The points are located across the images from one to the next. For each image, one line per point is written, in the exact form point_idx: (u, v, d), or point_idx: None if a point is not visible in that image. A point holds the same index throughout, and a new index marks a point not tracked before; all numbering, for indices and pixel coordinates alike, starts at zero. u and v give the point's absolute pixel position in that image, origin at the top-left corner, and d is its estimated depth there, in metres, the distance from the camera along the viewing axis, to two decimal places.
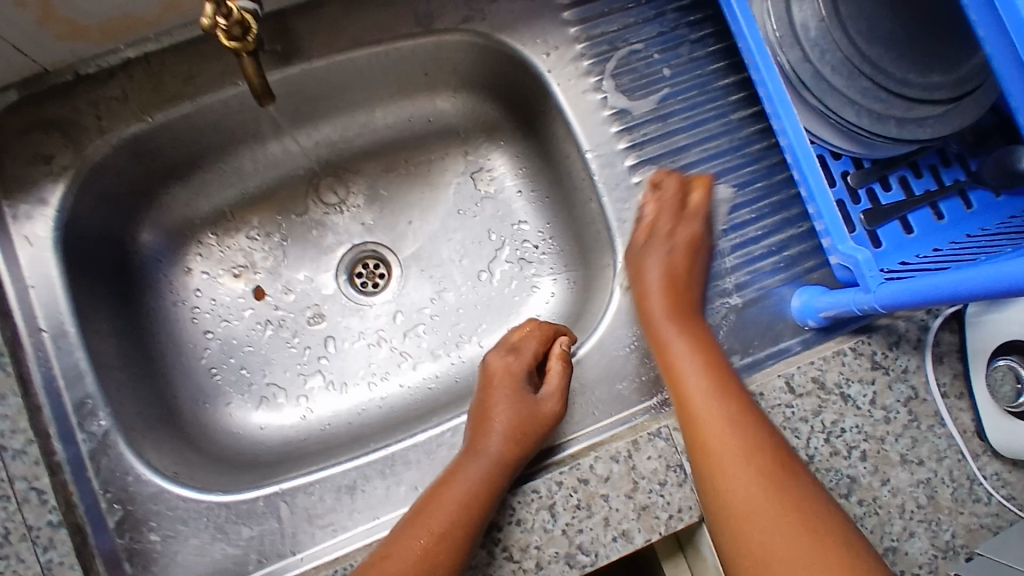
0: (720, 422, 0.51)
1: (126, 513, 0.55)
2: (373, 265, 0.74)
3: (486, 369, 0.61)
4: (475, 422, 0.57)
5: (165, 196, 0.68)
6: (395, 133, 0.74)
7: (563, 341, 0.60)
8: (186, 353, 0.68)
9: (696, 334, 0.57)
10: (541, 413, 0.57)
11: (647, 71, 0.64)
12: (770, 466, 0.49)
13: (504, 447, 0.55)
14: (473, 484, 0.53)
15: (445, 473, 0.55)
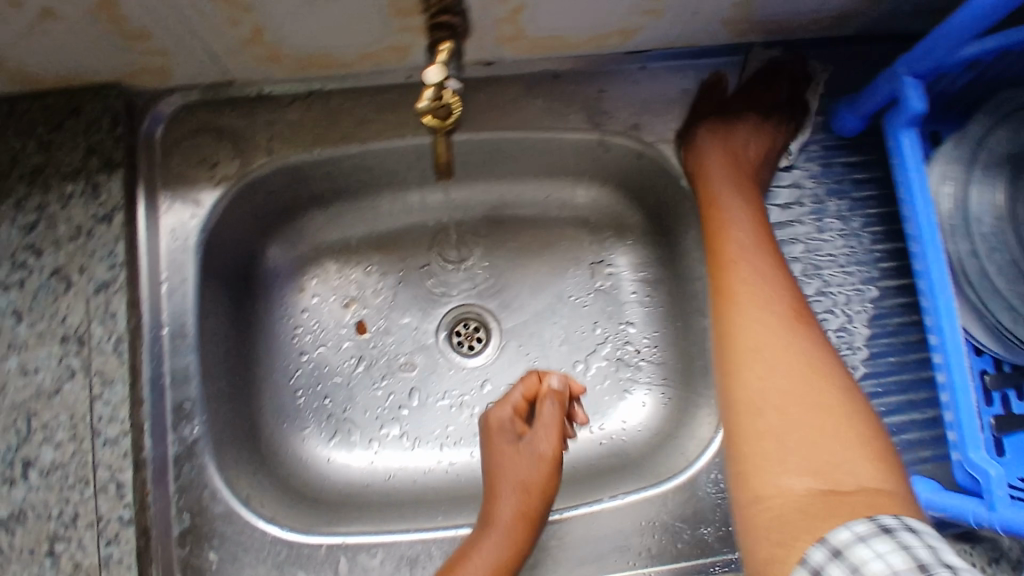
0: (751, 289, 0.56)
1: (193, 524, 0.55)
2: (473, 327, 0.74)
3: (481, 423, 0.61)
4: (489, 492, 0.58)
5: (300, 218, 0.70)
6: (530, 208, 0.74)
7: (554, 380, 0.59)
8: (279, 370, 0.70)
9: (750, 198, 0.61)
10: (543, 461, 0.57)
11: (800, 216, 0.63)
12: (809, 345, 0.52)
13: (516, 514, 0.55)
14: (492, 563, 0.52)
15: (456, 552, 0.54)
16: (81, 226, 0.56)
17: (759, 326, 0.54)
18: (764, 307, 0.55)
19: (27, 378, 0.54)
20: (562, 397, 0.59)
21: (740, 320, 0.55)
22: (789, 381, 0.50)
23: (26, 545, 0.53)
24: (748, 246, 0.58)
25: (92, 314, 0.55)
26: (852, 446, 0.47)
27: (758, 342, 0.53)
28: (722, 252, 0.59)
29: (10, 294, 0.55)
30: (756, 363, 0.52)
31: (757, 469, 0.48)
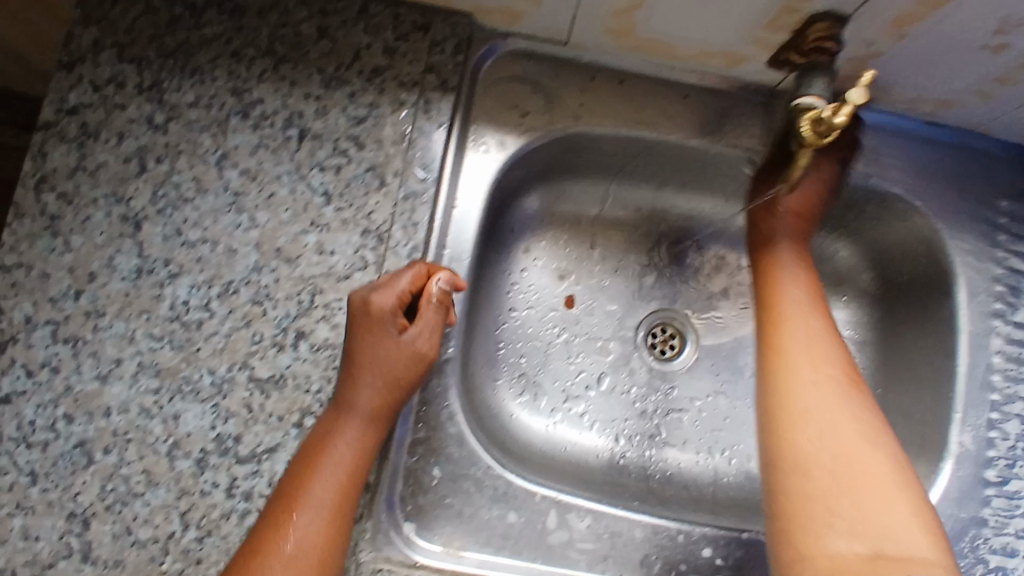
0: (809, 356, 0.56)
1: (427, 436, 0.58)
2: (669, 334, 0.77)
3: (351, 306, 0.54)
4: (344, 372, 0.54)
5: (561, 183, 0.74)
6: (753, 234, 0.77)
7: (443, 283, 0.55)
8: (493, 318, 0.73)
9: (802, 278, 0.62)
10: (418, 359, 0.55)
11: None
12: (862, 405, 0.53)
13: (375, 403, 0.53)
14: (355, 448, 0.53)
15: (313, 439, 0.53)
16: (405, 135, 0.59)
17: (808, 355, 0.56)
18: (815, 364, 0.55)
19: (322, 258, 0.57)
20: (447, 300, 0.56)
21: (799, 388, 0.54)
22: (854, 432, 0.51)
23: (276, 411, 0.55)
24: (815, 339, 0.57)
25: (395, 216, 0.58)
26: (876, 509, 0.47)
27: (800, 364, 0.56)
28: (792, 316, 0.59)
29: (324, 175, 0.58)
30: (804, 405, 0.53)
31: (806, 497, 0.49)
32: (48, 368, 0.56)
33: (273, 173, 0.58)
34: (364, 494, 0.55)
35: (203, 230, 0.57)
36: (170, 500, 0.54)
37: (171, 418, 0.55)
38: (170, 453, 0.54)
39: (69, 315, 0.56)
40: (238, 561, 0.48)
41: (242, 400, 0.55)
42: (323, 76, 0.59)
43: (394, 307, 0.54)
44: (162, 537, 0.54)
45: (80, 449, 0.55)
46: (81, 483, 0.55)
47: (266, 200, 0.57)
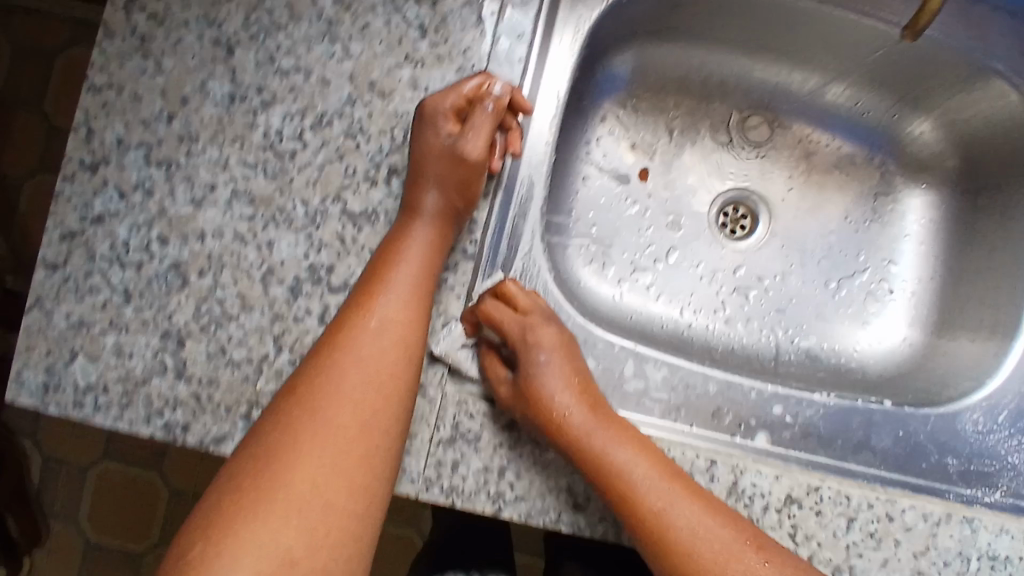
0: (670, 507, 0.51)
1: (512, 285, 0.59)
2: (740, 214, 0.76)
3: (422, 109, 0.54)
4: (409, 175, 0.55)
5: (648, 45, 0.71)
6: (838, 113, 0.74)
7: (500, 87, 0.55)
8: (565, 185, 0.72)
9: (558, 344, 0.56)
10: (467, 164, 0.56)
11: None
12: (703, 509, 0.51)
13: (440, 204, 0.55)
14: (426, 244, 0.54)
15: (389, 237, 0.54)
16: None
17: (660, 498, 0.51)
18: (663, 496, 0.51)
19: (417, 93, 0.56)
20: (503, 108, 0.56)
21: (654, 517, 0.51)
22: (684, 505, 0.51)
23: (369, 243, 0.55)
24: (612, 446, 0.53)
25: (492, 56, 0.57)
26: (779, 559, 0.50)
27: (669, 529, 0.50)
28: (620, 475, 0.52)
29: (420, 8, 0.56)
30: (721, 555, 0.50)
31: (689, 552, 0.50)
32: (141, 190, 0.56)
33: (368, 3, 0.57)
34: (452, 327, 0.56)
35: (297, 58, 0.56)
36: (264, 324, 0.55)
37: (265, 246, 0.56)
38: (264, 279, 0.55)
39: (162, 138, 0.56)
40: (325, 335, 0.51)
41: (334, 231, 0.55)
42: None
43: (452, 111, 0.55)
44: (256, 359, 0.55)
45: (173, 271, 0.56)
46: (175, 303, 0.56)
47: (360, 31, 0.57)
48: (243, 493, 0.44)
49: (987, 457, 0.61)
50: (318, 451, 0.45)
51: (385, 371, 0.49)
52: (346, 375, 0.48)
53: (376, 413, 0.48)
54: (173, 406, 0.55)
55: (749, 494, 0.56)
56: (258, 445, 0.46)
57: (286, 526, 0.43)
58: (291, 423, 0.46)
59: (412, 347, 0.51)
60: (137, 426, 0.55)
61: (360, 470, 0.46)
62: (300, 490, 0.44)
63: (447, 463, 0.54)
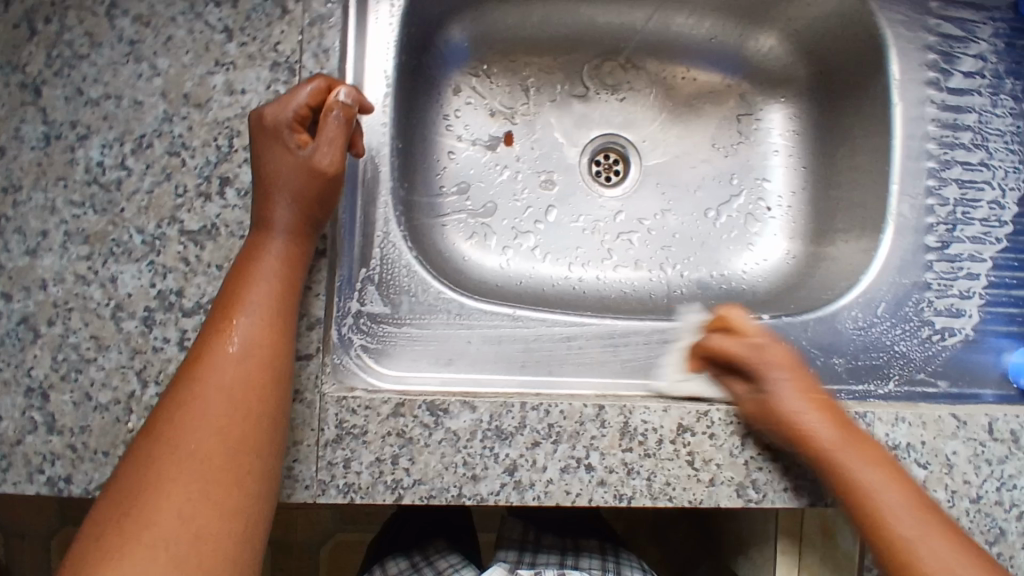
0: (850, 446, 0.53)
1: (376, 274, 0.57)
2: (613, 160, 0.76)
3: (260, 123, 0.52)
4: (259, 191, 0.52)
5: (483, 8, 0.70)
6: (686, 41, 0.73)
7: (346, 93, 0.53)
8: (429, 163, 0.71)
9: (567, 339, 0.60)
10: (320, 174, 0.52)
11: (963, 97, 0.63)
12: (870, 453, 0.53)
13: (295, 218, 0.52)
14: (280, 256, 0.51)
15: (242, 255, 0.52)
16: None
17: (841, 448, 0.53)
18: (829, 426, 0.53)
19: (233, 98, 0.54)
20: (353, 113, 0.53)
21: (856, 480, 0.52)
22: (841, 440, 0.53)
23: (214, 260, 0.54)
24: (808, 406, 0.54)
25: (303, 45, 0.55)
26: (886, 470, 0.52)
27: (848, 458, 0.52)
28: (794, 420, 0.54)
29: (222, 11, 0.54)
30: (884, 505, 0.51)
31: (891, 522, 0.51)
32: None
33: (167, 15, 0.55)
34: (316, 328, 0.54)
35: (105, 85, 0.54)
36: (125, 361, 0.54)
37: (110, 282, 0.54)
38: (115, 315, 0.54)
39: None
40: (186, 363, 0.48)
41: (177, 254, 0.54)
42: None
43: (295, 122, 0.52)
44: (123, 398, 0.54)
45: (23, 325, 0.54)
46: (30, 358, 0.54)
47: (165, 45, 0.54)
48: (109, 532, 0.41)
49: (871, 350, 0.62)
50: (180, 481, 0.43)
51: (247, 394, 0.47)
52: (205, 403, 0.46)
53: (249, 434, 0.46)
54: (51, 460, 0.54)
55: (642, 432, 0.57)
56: (123, 486, 0.43)
57: (155, 561, 0.40)
58: (152, 460, 0.44)
59: (279, 370, 0.49)
60: (22, 485, 0.54)
61: (235, 496, 0.44)
62: (166, 526, 0.41)
63: (339, 463, 0.54)
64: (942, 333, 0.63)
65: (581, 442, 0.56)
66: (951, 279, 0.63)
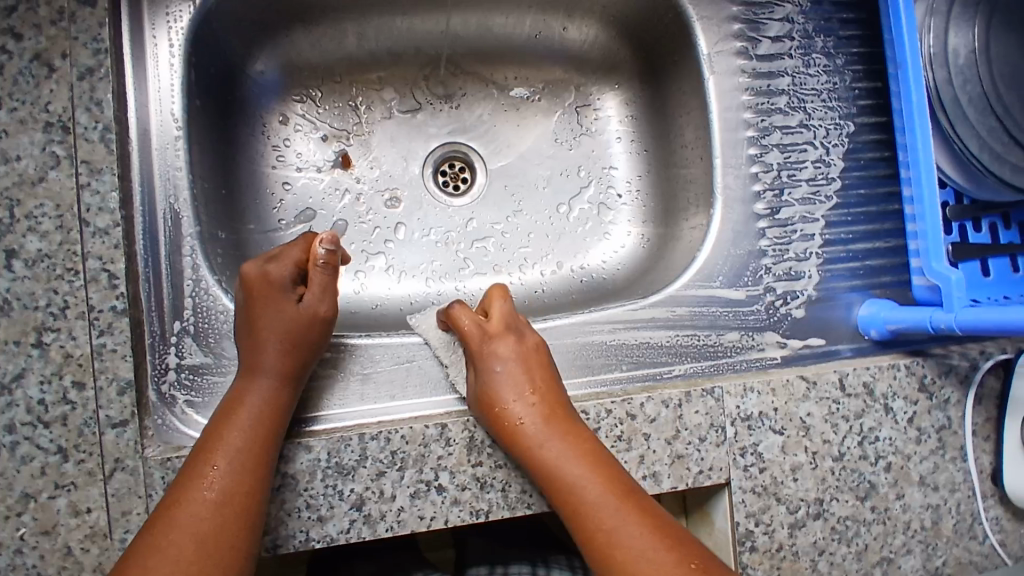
0: (596, 501, 0.49)
1: (194, 325, 0.55)
2: (459, 167, 0.75)
3: (243, 278, 0.52)
4: (245, 338, 0.52)
5: (289, 36, 0.68)
6: (511, 41, 0.72)
7: (325, 245, 0.53)
8: (262, 197, 0.69)
9: (278, 329, 0.51)
10: (316, 321, 0.53)
11: (772, 63, 0.64)
12: (637, 507, 0.48)
13: (281, 359, 0.51)
14: (267, 399, 0.50)
15: (224, 401, 0.51)
16: (61, 9, 0.53)
17: (589, 500, 0.49)
18: (595, 498, 0.49)
19: (6, 166, 0.51)
20: (337, 261, 0.54)
21: (623, 549, 0.47)
22: (611, 505, 0.48)
23: (10, 336, 0.51)
24: (591, 477, 0.50)
25: (76, 101, 0.52)
26: (667, 547, 0.46)
27: (601, 519, 0.48)
28: (582, 506, 0.49)
29: None
30: (648, 564, 0.46)
31: None
32: None
33: None
34: (128, 391, 0.52)
35: None
36: None
37: None
38: None
39: None
40: (157, 509, 0.46)
41: None
42: None
43: (289, 278, 0.53)
44: None
45: None
46: None
47: None
48: None
49: (717, 327, 0.62)
50: None
51: (219, 533, 0.45)
52: (187, 532, 0.44)
53: (204, 564, 0.44)
54: None
55: (489, 444, 0.55)
56: None
57: None
58: None
59: (257, 507, 0.47)
60: None
61: None
62: None
63: None
64: (786, 298, 0.63)
65: (428, 465, 0.54)
66: (786, 243, 0.63)
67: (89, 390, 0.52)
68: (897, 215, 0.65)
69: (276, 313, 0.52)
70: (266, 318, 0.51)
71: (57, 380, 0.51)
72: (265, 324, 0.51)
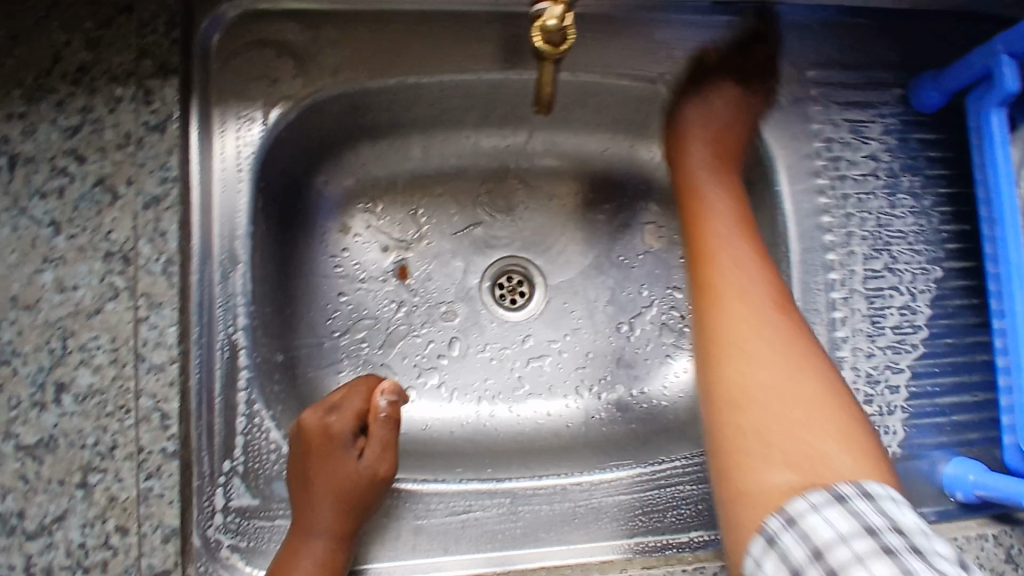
0: (751, 304, 0.51)
1: (247, 466, 0.53)
2: (516, 281, 0.72)
3: (301, 430, 0.50)
4: (298, 495, 0.49)
5: (356, 149, 0.66)
6: (578, 155, 0.71)
7: (388, 396, 0.52)
8: (316, 309, 0.66)
9: (332, 487, 0.48)
10: (374, 482, 0.49)
11: (858, 203, 0.61)
12: (813, 382, 0.48)
13: (334, 521, 0.48)
14: (316, 567, 0.47)
15: (273, 567, 0.47)
16: (129, 133, 0.52)
17: (748, 335, 0.50)
18: (765, 348, 0.49)
19: (64, 296, 0.50)
20: (397, 412, 0.52)
21: (739, 365, 0.49)
22: (773, 334, 0.50)
23: (55, 475, 0.49)
24: (750, 282, 0.52)
25: (140, 231, 0.51)
26: (808, 402, 0.47)
27: (741, 341, 0.50)
28: (721, 319, 0.51)
29: (48, 203, 0.51)
30: (768, 383, 0.48)
31: (749, 466, 0.46)
32: None
33: None
34: (172, 538, 0.49)
35: None
36: None
37: None
38: None
39: None
40: None
41: (14, 472, 0.48)
42: (23, 90, 0.52)
43: (347, 432, 0.51)
44: None
45: None
46: None
47: None
48: None
49: None
50: None
51: None
52: None
53: None
54: None
55: None
56: None
57: None
58: None
59: None
60: None
61: None
62: None
63: None
64: None
65: None
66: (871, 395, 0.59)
67: (131, 536, 0.48)
68: (985, 366, 0.61)
69: (332, 469, 0.49)
70: (322, 475, 0.49)
71: (99, 524, 0.48)
72: (320, 482, 0.48)
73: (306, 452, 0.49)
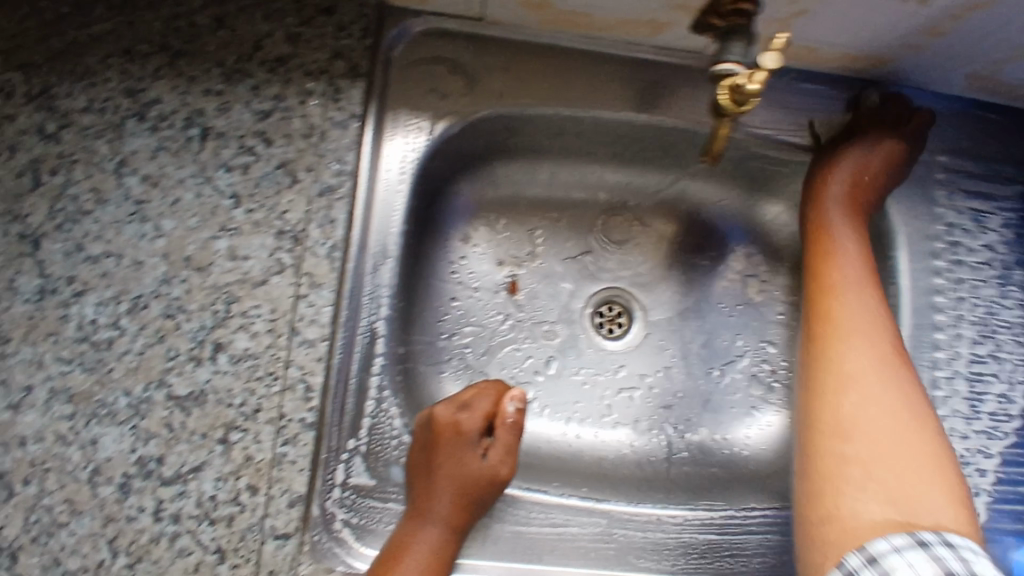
0: (866, 331, 0.55)
1: (369, 447, 0.56)
2: (616, 311, 0.75)
3: (433, 420, 0.55)
4: (421, 479, 0.54)
5: (494, 166, 0.71)
6: (693, 203, 0.75)
7: (515, 402, 0.57)
8: (432, 308, 0.69)
9: (455, 476, 0.53)
10: (491, 478, 0.54)
11: (970, 288, 0.63)
12: (893, 388, 0.52)
13: (451, 509, 0.52)
14: (431, 548, 0.50)
15: (391, 546, 0.51)
16: (315, 126, 0.56)
17: (860, 352, 0.54)
18: (872, 352, 0.54)
19: (234, 264, 0.54)
20: (522, 420, 0.57)
21: (857, 384, 0.53)
22: (888, 365, 0.54)
23: (199, 428, 0.52)
24: (870, 313, 0.56)
25: (311, 215, 0.55)
26: (915, 432, 0.50)
27: (851, 352, 0.54)
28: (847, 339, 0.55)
29: (231, 176, 0.55)
30: (886, 405, 0.51)
31: (840, 473, 0.50)
32: None
33: (176, 177, 0.55)
34: (298, 505, 0.51)
35: (106, 242, 0.53)
36: (97, 529, 0.49)
37: (90, 444, 0.51)
38: (94, 479, 0.50)
39: None
40: None
41: (161, 419, 0.51)
42: (223, 70, 0.56)
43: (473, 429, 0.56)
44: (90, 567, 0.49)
45: None
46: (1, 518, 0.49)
47: (170, 206, 0.54)
48: None
49: None
50: None
51: None
52: None
53: None
54: None
55: None
56: None
57: None
58: None
59: None
60: None
61: None
62: None
63: None
64: None
65: None
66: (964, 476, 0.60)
67: (260, 495, 0.51)
68: None
69: (455, 459, 0.54)
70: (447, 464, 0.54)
71: (233, 480, 0.51)
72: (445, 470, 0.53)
73: (434, 442, 0.55)
